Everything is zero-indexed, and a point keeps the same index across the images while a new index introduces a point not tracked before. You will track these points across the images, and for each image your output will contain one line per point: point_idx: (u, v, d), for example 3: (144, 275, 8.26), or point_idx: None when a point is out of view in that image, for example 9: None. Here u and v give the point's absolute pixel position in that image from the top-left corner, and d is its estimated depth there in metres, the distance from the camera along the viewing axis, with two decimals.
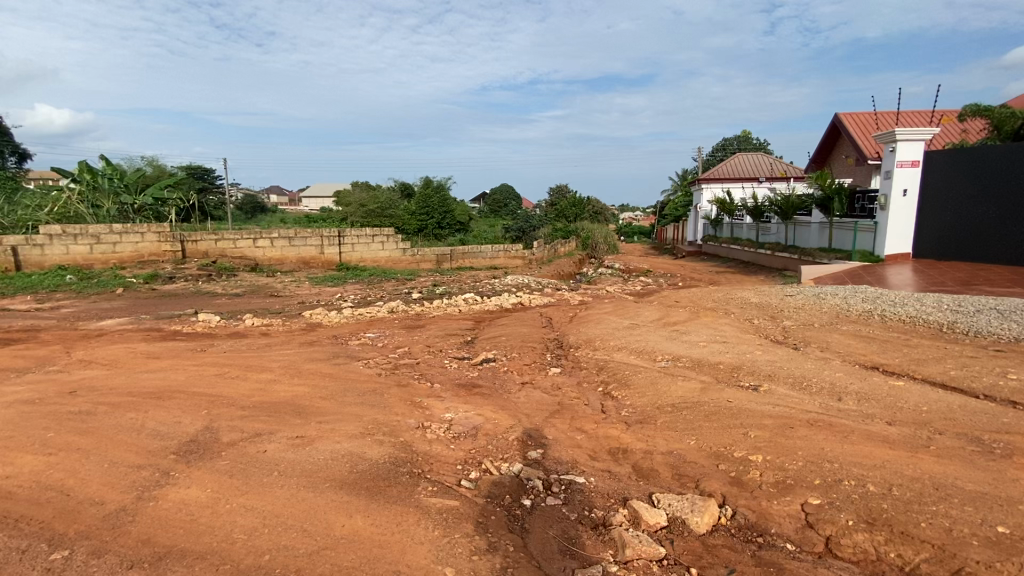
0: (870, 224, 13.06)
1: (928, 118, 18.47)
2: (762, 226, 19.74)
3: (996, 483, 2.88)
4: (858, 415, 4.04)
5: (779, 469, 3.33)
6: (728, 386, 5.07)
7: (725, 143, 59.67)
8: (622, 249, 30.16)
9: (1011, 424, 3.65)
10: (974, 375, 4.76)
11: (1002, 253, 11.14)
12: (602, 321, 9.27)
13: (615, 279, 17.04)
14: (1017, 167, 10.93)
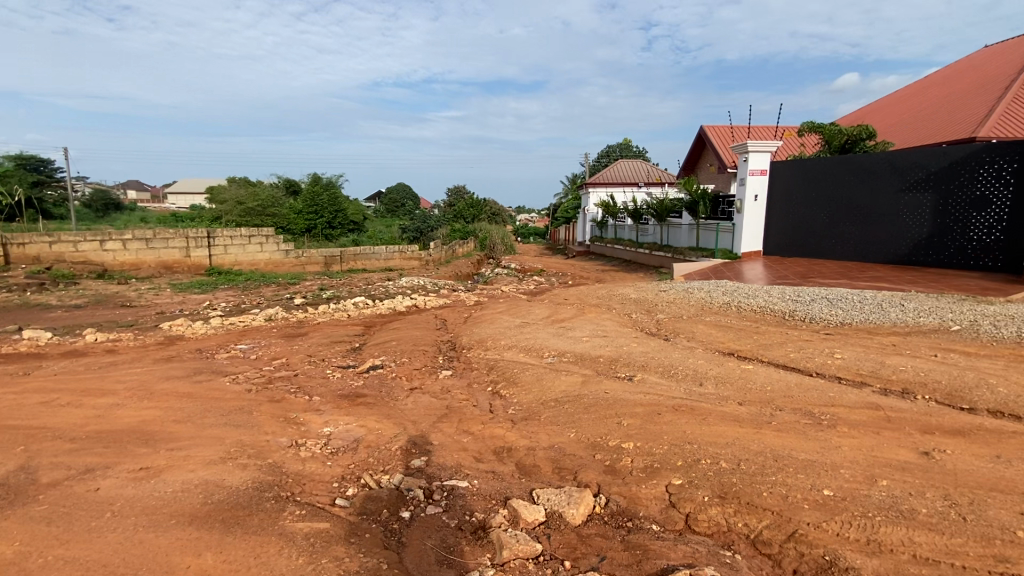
0: (729, 226, 14.70)
1: (774, 133, 21.24)
2: (641, 227, 21.32)
3: (821, 449, 3.31)
4: (716, 397, 4.47)
5: (648, 455, 3.54)
6: (607, 378, 5.34)
7: (610, 149, 63.71)
8: (517, 249, 30.83)
9: (833, 398, 4.25)
10: (806, 356, 5.50)
11: (832, 249, 13.03)
12: (495, 321, 9.33)
13: (511, 279, 17.33)
14: (842, 175, 12.77)
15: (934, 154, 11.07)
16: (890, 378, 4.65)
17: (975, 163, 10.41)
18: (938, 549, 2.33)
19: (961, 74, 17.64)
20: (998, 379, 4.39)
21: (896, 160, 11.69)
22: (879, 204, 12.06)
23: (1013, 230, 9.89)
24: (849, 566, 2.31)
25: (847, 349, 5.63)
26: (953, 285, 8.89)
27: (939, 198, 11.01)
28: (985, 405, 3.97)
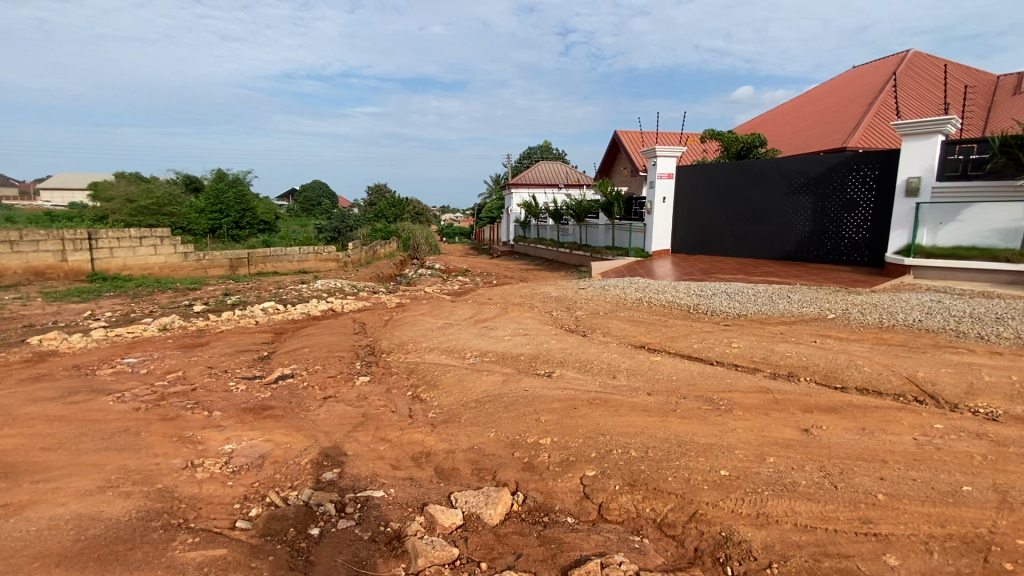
0: (641, 226, 15.53)
1: (680, 139, 22.74)
2: (562, 227, 21.91)
3: (718, 433, 3.58)
4: (628, 389, 4.68)
5: (564, 449, 3.64)
6: (526, 376, 5.41)
7: (531, 150, 64.86)
8: (441, 249, 30.46)
9: (730, 384, 4.61)
10: (709, 346, 5.92)
11: (729, 246, 14.16)
12: (416, 323, 9.14)
13: (434, 279, 17.07)
14: (737, 179, 13.91)
15: (812, 162, 12.35)
16: (778, 363, 5.13)
17: (846, 169, 11.76)
18: (815, 516, 2.58)
19: (835, 91, 19.88)
20: (864, 360, 4.99)
21: (782, 166, 12.91)
22: (768, 206, 13.27)
23: (876, 229, 11.31)
24: (741, 539, 2.51)
25: (743, 339, 6.13)
26: (830, 278, 10.00)
27: (817, 201, 12.31)
28: (853, 384, 4.49)
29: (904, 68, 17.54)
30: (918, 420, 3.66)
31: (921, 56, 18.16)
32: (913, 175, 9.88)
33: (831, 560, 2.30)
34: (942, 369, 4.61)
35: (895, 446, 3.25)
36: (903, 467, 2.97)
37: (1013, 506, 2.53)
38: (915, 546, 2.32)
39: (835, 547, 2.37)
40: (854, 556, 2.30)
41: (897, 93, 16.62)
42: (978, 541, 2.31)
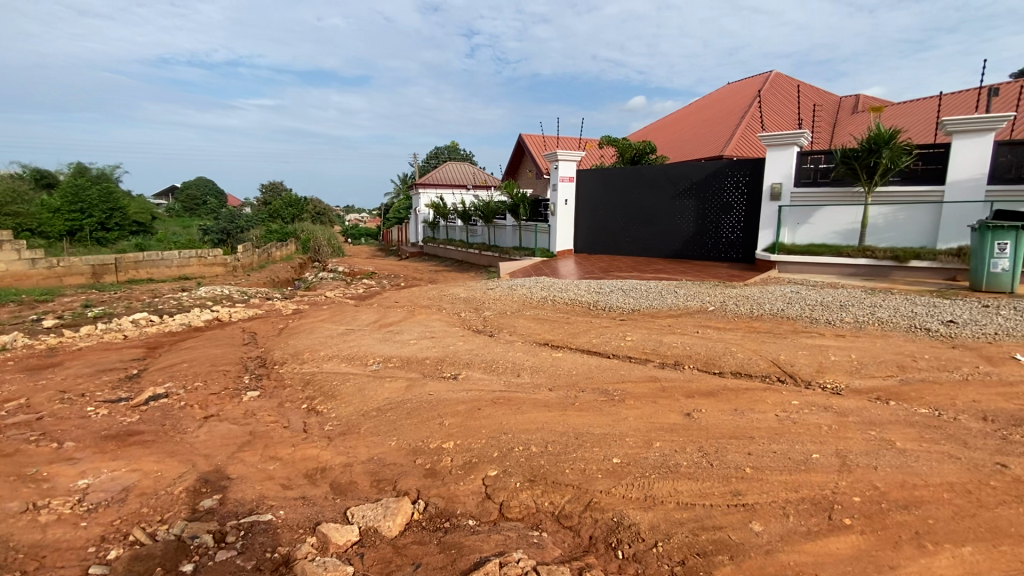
0: (546, 227, 16.03)
1: (580, 144, 23.78)
2: (470, 228, 21.94)
3: (612, 423, 3.77)
4: (531, 386, 4.78)
5: (466, 451, 3.62)
6: (431, 380, 5.31)
7: (437, 150, 64.27)
8: (345, 251, 29.11)
9: (625, 375, 4.89)
10: (607, 340, 6.23)
11: (624, 245, 15.03)
12: (315, 330, 8.61)
13: (336, 283, 16.24)
14: (629, 182, 14.80)
15: (694, 168, 13.49)
16: (667, 353, 5.53)
17: (722, 176, 13.00)
18: (694, 493, 2.80)
19: (712, 105, 21.96)
20: (738, 347, 5.55)
21: (668, 172, 13.98)
22: (657, 208, 14.30)
23: (747, 229, 12.66)
24: (631, 523, 2.65)
25: (637, 332, 6.54)
26: (712, 274, 11.01)
27: (699, 204, 13.47)
28: (728, 368, 4.97)
29: (767, 87, 19.80)
30: (779, 398, 4.13)
31: (781, 77, 20.62)
32: (775, 181, 11.19)
33: (708, 533, 2.50)
34: (799, 352, 5.26)
35: (761, 422, 3.64)
36: (767, 441, 3.33)
37: (850, 467, 2.94)
38: (775, 511, 2.60)
39: (711, 519, 2.58)
40: (725, 526, 2.52)
41: (763, 109, 18.73)
42: (824, 501, 2.65)
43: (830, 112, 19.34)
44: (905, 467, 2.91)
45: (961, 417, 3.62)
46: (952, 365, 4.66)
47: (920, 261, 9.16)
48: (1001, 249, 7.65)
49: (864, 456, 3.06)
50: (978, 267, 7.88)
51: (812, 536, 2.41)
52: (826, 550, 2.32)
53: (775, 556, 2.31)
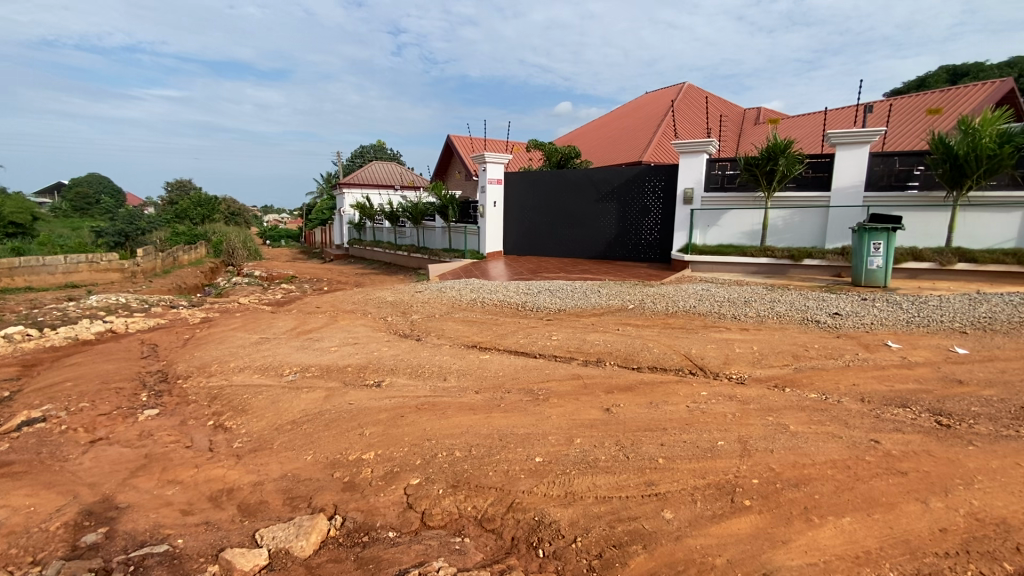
0: (475, 228, 16.01)
1: (507, 146, 24.00)
2: (398, 230, 21.43)
3: (535, 422, 3.82)
4: (456, 389, 4.73)
5: (387, 461, 3.51)
6: (352, 388, 5.10)
7: (361, 149, 62.25)
8: (262, 254, 27.38)
9: (549, 374, 4.97)
10: (533, 341, 6.32)
11: (550, 246, 15.37)
12: (226, 340, 8.01)
13: (252, 289, 15.23)
14: (555, 185, 15.12)
15: (615, 172, 14.04)
16: (589, 351, 5.70)
17: (641, 180, 13.64)
18: (612, 487, 2.90)
19: (632, 112, 23.05)
20: (655, 343, 5.83)
21: (591, 176, 14.46)
22: (581, 210, 14.76)
23: (664, 231, 13.40)
24: (552, 521, 2.69)
25: (562, 332, 6.68)
26: (632, 274, 11.53)
27: (621, 207, 14.04)
28: (646, 363, 5.21)
29: (681, 98, 21.06)
30: (690, 390, 4.38)
31: (693, 89, 22.01)
32: (688, 186, 11.89)
33: (624, 524, 2.59)
34: (709, 346, 5.62)
35: (674, 414, 3.84)
36: (678, 431, 3.52)
37: (750, 452, 3.17)
38: (685, 499, 2.74)
39: (626, 511, 2.68)
40: (640, 516, 2.63)
41: (677, 118, 19.90)
42: (727, 485, 2.84)
43: (736, 123, 20.93)
44: (796, 448, 3.19)
45: (844, 399, 4.03)
46: (836, 353, 5.18)
47: (812, 259, 10.12)
48: (876, 248, 8.64)
49: (762, 441, 3.31)
50: (858, 264, 8.84)
51: (717, 518, 2.57)
52: (729, 531, 2.48)
53: (684, 541, 2.44)
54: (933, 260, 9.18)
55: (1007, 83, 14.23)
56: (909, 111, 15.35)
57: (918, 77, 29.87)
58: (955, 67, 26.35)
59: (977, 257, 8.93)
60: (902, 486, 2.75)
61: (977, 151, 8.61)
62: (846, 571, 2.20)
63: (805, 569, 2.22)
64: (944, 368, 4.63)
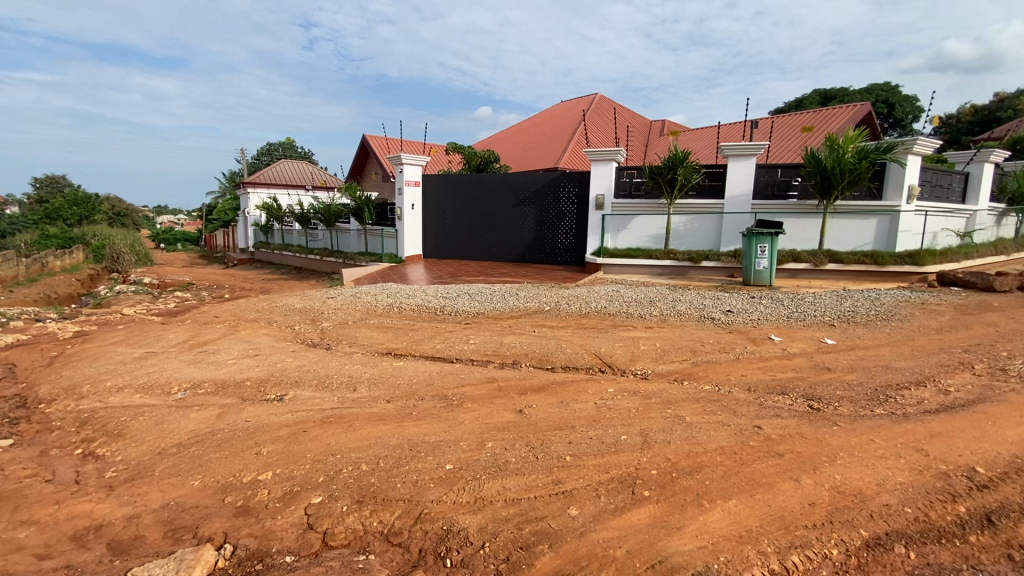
0: (392, 231, 15.61)
1: (426, 148, 23.65)
2: (309, 232, 20.35)
3: (447, 429, 3.76)
4: (367, 399, 4.53)
5: (287, 480, 3.28)
6: (251, 404, 4.72)
7: (268, 147, 58.38)
8: (154, 259, 24.87)
9: (464, 379, 4.92)
10: (450, 345, 6.23)
11: (469, 250, 15.34)
12: (103, 356, 7.12)
13: (141, 297, 13.74)
14: (472, 189, 15.08)
15: (532, 177, 14.31)
16: (506, 354, 5.72)
17: (557, 186, 14.01)
18: (521, 489, 2.91)
19: (548, 120, 23.68)
20: (568, 343, 5.99)
21: (509, 180, 14.60)
22: (499, 214, 14.86)
23: (578, 235, 13.89)
24: (460, 528, 2.65)
25: (479, 335, 6.66)
26: (549, 276, 11.81)
27: (538, 211, 14.33)
28: (559, 364, 5.33)
29: (593, 108, 22.00)
30: (598, 387, 4.54)
31: (604, 100, 23.08)
32: (599, 192, 12.39)
33: (530, 525, 2.61)
34: (617, 344, 5.88)
35: (582, 411, 3.96)
36: (585, 428, 3.63)
37: (650, 444, 3.34)
38: (589, 494, 2.83)
39: (534, 511, 2.71)
40: (547, 516, 2.67)
41: (590, 127, 20.76)
42: (629, 478, 2.96)
43: (643, 134, 22.23)
44: (690, 437, 3.42)
45: (734, 390, 4.39)
46: (728, 347, 5.63)
47: (709, 261, 10.98)
48: (762, 250, 9.54)
49: (661, 433, 3.51)
50: (747, 265, 9.71)
51: (618, 511, 2.68)
52: (629, 523, 2.58)
53: (588, 536, 2.51)
54: (808, 261, 10.29)
55: (863, 106, 16.38)
56: (788, 128, 17.15)
57: (796, 99, 33.48)
58: (825, 90, 29.86)
59: (843, 257, 10.16)
60: (779, 467, 3.03)
61: (841, 165, 9.80)
62: (730, 549, 2.38)
63: (696, 551, 2.37)
64: (816, 357, 5.20)
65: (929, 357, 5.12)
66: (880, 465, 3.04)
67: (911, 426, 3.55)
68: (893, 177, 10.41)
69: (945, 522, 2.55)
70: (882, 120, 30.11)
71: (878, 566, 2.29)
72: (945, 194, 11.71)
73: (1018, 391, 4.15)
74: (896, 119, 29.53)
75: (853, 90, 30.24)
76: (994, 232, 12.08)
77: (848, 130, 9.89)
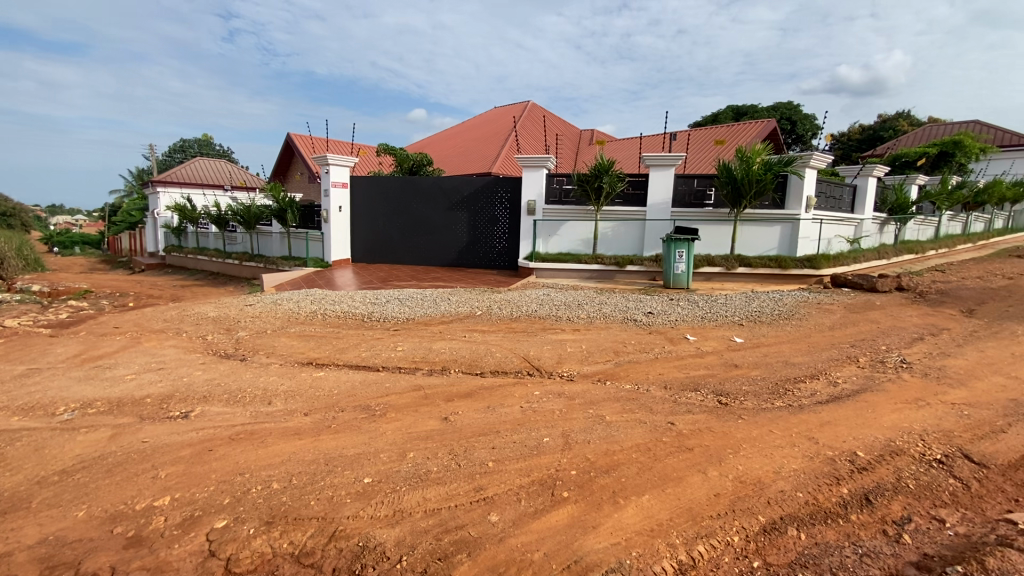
0: (318, 234, 14.96)
1: (354, 150, 22.92)
2: (227, 235, 19.06)
3: (367, 440, 3.63)
4: (282, 413, 4.28)
5: (187, 505, 3.01)
6: (150, 423, 4.29)
7: (181, 144, 54.17)
8: (44, 264, 22.29)
9: (389, 388, 4.78)
10: (376, 353, 6.05)
11: (400, 254, 15.01)
12: None
13: (25, 307, 12.21)
14: (402, 192, 14.76)
15: (464, 182, 14.25)
16: (434, 360, 5.63)
17: (488, 191, 14.07)
18: (441, 498, 2.87)
19: (480, 125, 23.76)
20: (497, 347, 6.01)
21: (440, 184, 14.44)
22: (430, 218, 14.66)
23: (510, 240, 14.04)
24: (376, 543, 2.55)
25: (407, 342, 6.52)
26: (482, 280, 11.83)
27: (470, 215, 14.30)
28: (488, 368, 5.32)
29: (525, 115, 22.34)
30: (524, 391, 4.59)
31: (535, 107, 23.53)
32: (530, 198, 12.58)
33: (450, 535, 2.57)
34: (545, 347, 5.98)
35: (507, 416, 3.98)
36: (509, 433, 3.64)
37: (571, 445, 3.41)
38: (510, 499, 2.83)
39: (454, 520, 2.67)
40: (466, 524, 2.64)
41: (522, 133, 21.07)
42: (549, 480, 3.01)
43: (573, 142, 22.88)
44: (609, 437, 3.53)
45: (652, 388, 4.59)
46: (648, 347, 5.89)
47: (633, 265, 11.48)
48: (680, 256, 10.10)
49: (582, 433, 3.59)
50: (667, 269, 10.25)
51: (537, 514, 2.70)
52: (547, 525, 2.62)
53: (506, 541, 2.51)
54: (721, 265, 11.03)
55: (769, 123, 17.84)
56: (704, 141, 18.32)
57: (712, 114, 35.85)
58: (738, 106, 32.23)
59: (751, 262, 10.99)
60: (689, 461, 3.20)
61: (749, 177, 10.60)
62: (641, 543, 2.47)
63: (610, 549, 2.44)
64: (726, 355, 5.56)
65: (822, 352, 5.63)
66: (777, 454, 3.29)
67: (805, 416, 3.88)
68: (793, 188, 11.39)
69: (830, 503, 2.80)
70: (786, 136, 32.90)
71: (774, 548, 2.46)
72: (837, 204, 12.99)
73: (893, 380, 4.67)
74: (798, 136, 32.42)
75: (762, 107, 32.86)
76: (877, 238, 13.56)
77: (755, 143, 10.69)
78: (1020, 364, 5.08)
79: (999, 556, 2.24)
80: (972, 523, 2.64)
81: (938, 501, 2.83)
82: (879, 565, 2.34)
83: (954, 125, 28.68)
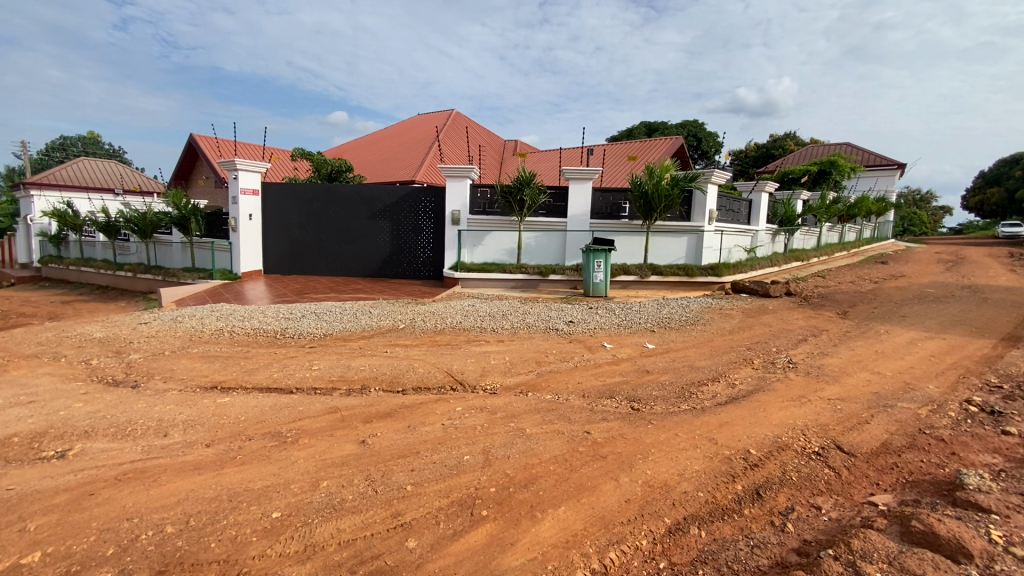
0: (226, 244, 13.93)
1: (266, 154, 21.64)
2: (119, 244, 17.22)
3: (276, 471, 3.43)
4: (180, 446, 3.94)
5: (62, 560, 2.64)
6: (16, 466, 3.73)
7: (60, 142, 48.20)
8: None
9: (302, 412, 4.55)
10: (289, 373, 5.74)
11: (320, 265, 14.34)
12: None
13: None
14: (319, 201, 14.10)
15: (385, 190, 13.91)
16: (353, 379, 5.43)
17: (412, 200, 13.85)
18: (356, 528, 2.78)
19: (401, 133, 23.46)
20: (419, 362, 5.93)
21: (360, 192, 13.99)
22: (351, 227, 14.14)
23: (434, 249, 13.95)
24: None
25: (324, 360, 6.25)
26: (406, 291, 11.66)
27: (393, 224, 14.00)
28: (410, 385, 5.21)
29: (448, 124, 22.34)
30: (447, 407, 4.56)
31: (459, 117, 23.61)
32: (454, 208, 12.52)
33: (364, 566, 2.50)
34: (468, 360, 5.98)
35: (429, 435, 3.92)
36: (429, 453, 3.61)
37: (490, 462, 3.44)
38: (428, 523, 2.81)
39: (369, 550, 2.60)
40: (383, 553, 2.58)
41: (445, 142, 21.04)
42: (468, 499, 3.02)
43: (495, 152, 23.21)
44: (528, 450, 3.60)
45: (571, 397, 4.74)
46: (568, 356, 6.10)
47: (555, 275, 11.83)
48: (599, 265, 10.55)
49: (502, 449, 3.63)
50: (587, 279, 10.66)
51: (456, 536, 2.70)
52: (465, 546, 2.63)
53: (424, 567, 2.49)
54: (636, 274, 11.69)
55: (676, 140, 19.19)
56: (618, 155, 19.34)
57: (627, 129, 37.92)
58: (650, 121, 34.28)
59: (663, 271, 11.75)
60: (602, 469, 3.35)
61: (658, 191, 11.33)
62: (557, 556, 2.55)
63: (526, 565, 2.49)
64: (639, 361, 5.88)
65: (723, 355, 6.13)
66: (681, 457, 3.54)
67: (706, 418, 4.20)
68: (697, 202, 12.32)
69: (727, 500, 3.06)
70: (692, 152, 35.53)
71: (677, 548, 2.64)
72: (736, 216, 14.21)
73: (781, 379, 5.19)
74: (703, 151, 35.17)
75: (671, 124, 35.24)
76: (770, 248, 14.99)
77: (664, 160, 11.40)
78: (881, 360, 5.83)
79: (862, 537, 2.55)
80: (842, 508, 2.99)
81: (815, 490, 3.18)
82: (767, 554, 2.57)
83: (831, 146, 32.46)
